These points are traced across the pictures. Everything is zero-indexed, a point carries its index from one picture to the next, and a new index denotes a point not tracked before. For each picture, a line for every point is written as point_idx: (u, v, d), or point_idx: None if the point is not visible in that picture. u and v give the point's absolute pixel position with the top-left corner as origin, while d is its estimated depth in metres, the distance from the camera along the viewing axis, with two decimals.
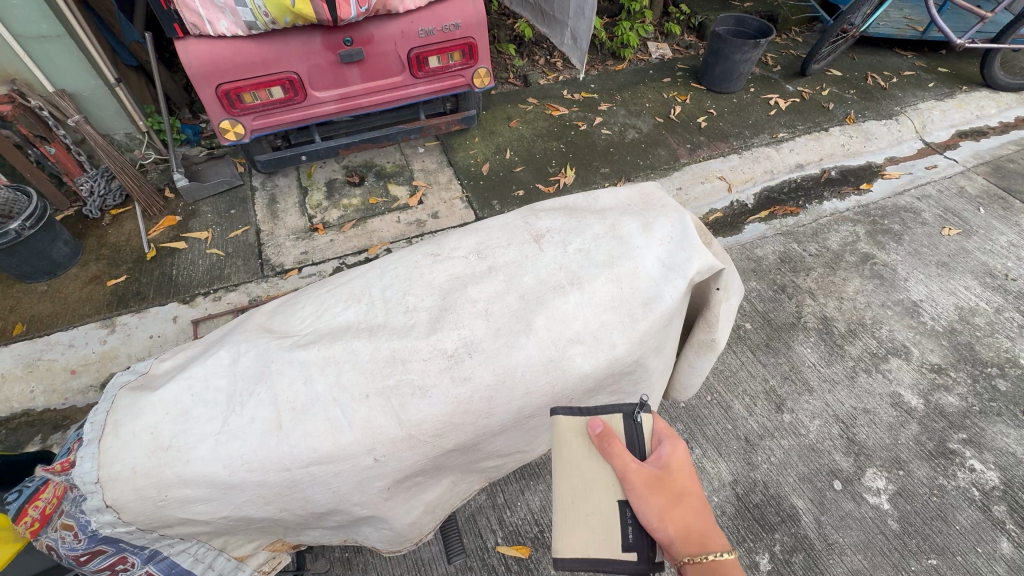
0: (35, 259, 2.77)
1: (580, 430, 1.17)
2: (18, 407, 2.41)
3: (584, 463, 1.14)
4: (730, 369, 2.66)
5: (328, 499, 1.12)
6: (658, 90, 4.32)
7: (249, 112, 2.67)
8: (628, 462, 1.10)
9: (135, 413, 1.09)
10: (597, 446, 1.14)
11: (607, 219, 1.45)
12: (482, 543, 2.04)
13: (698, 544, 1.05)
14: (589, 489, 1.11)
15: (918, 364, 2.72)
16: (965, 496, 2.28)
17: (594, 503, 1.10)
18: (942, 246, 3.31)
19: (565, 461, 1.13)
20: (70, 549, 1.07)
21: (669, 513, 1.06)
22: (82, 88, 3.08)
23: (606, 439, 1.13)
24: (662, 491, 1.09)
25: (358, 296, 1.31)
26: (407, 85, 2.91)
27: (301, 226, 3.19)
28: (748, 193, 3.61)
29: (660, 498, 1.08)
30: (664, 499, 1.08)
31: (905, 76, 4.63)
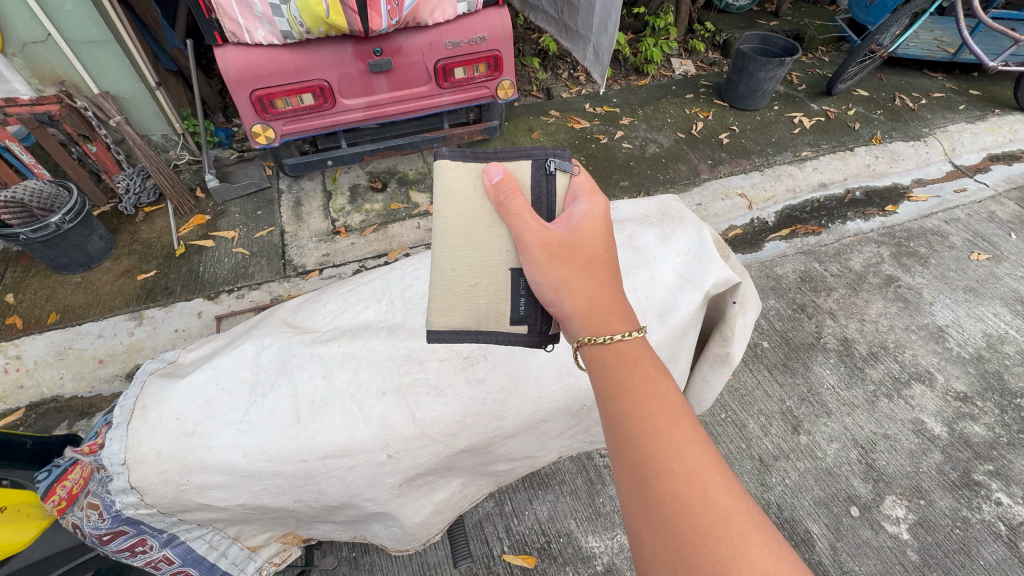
0: (72, 252, 2.89)
1: (476, 181, 1.11)
2: (48, 393, 2.50)
3: (479, 221, 1.10)
4: (746, 388, 2.62)
5: (341, 493, 1.15)
6: (680, 105, 4.34)
7: (280, 117, 2.77)
8: (526, 220, 1.05)
9: (163, 399, 1.14)
10: (494, 202, 1.08)
11: (625, 230, 1.48)
12: (489, 550, 2.04)
13: (605, 321, 0.98)
14: (480, 257, 1.11)
15: (943, 392, 2.64)
16: (990, 530, 2.20)
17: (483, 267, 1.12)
18: (970, 271, 3.23)
19: (452, 219, 1.10)
20: (94, 528, 1.09)
21: (566, 278, 1.02)
22: (124, 90, 3.22)
23: (503, 195, 1.07)
24: (565, 258, 1.04)
25: (379, 296, 1.36)
26: (432, 95, 2.98)
27: (324, 229, 3.27)
28: (769, 211, 3.58)
29: (557, 262, 1.04)
30: (559, 265, 1.03)
31: (935, 97, 4.56)
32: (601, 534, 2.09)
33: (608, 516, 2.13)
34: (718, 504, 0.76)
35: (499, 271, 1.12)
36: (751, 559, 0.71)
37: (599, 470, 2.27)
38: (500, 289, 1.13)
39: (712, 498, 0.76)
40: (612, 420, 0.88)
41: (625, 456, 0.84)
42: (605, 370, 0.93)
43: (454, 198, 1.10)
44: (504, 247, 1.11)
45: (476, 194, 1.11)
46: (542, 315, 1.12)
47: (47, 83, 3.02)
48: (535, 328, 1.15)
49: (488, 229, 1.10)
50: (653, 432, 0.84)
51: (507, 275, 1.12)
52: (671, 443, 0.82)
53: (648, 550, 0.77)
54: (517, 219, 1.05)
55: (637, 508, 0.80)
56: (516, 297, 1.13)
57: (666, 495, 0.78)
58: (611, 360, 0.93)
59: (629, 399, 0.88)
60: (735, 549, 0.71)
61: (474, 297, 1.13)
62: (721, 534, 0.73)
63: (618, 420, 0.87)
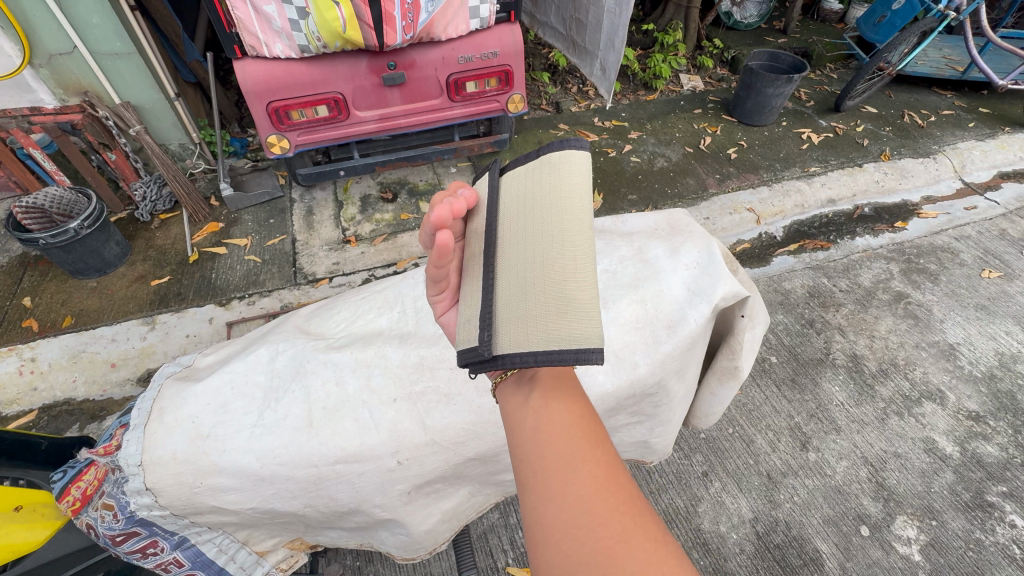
0: (89, 257, 2.95)
1: None
2: (61, 396, 2.54)
3: None
4: (754, 403, 2.61)
5: (351, 499, 1.16)
6: (688, 120, 4.38)
7: (295, 128, 2.83)
8: None
9: (179, 402, 1.16)
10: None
11: (635, 243, 1.51)
12: (493, 563, 2.02)
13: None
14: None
15: (954, 411, 2.61)
16: (1004, 553, 2.16)
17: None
18: (982, 288, 3.21)
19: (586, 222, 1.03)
20: (108, 528, 1.11)
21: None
22: (145, 101, 3.31)
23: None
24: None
25: (392, 304, 1.39)
26: (444, 108, 3.04)
27: (335, 238, 3.32)
28: (777, 226, 3.59)
29: None
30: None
31: (944, 115, 4.57)
32: None
33: None
34: (629, 491, 0.83)
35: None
36: (651, 540, 0.76)
37: None
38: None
39: (622, 483, 0.83)
40: (544, 416, 0.92)
41: (550, 444, 0.87)
42: (550, 379, 0.99)
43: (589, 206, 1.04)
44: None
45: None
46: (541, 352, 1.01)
47: (71, 93, 3.12)
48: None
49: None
50: (581, 428, 0.90)
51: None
52: (595, 440, 0.89)
53: (557, 534, 0.78)
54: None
55: (554, 494, 0.82)
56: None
57: (588, 479, 0.82)
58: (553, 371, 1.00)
59: (565, 401, 0.94)
60: (642, 528, 0.77)
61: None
62: (631, 515, 0.79)
63: (549, 414, 0.92)
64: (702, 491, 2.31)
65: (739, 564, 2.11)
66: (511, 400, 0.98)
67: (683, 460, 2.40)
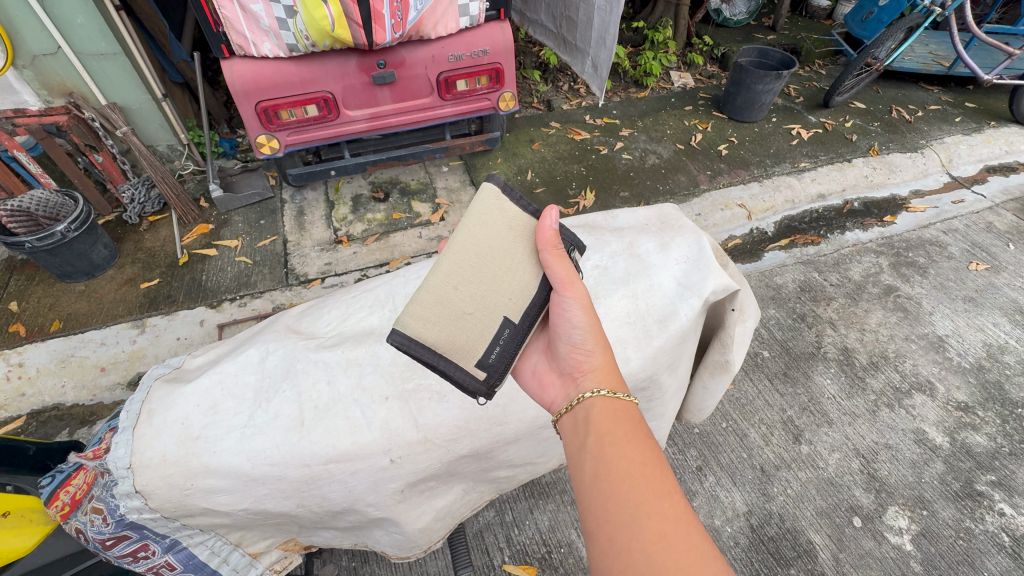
0: (76, 260, 2.91)
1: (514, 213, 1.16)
2: (49, 401, 2.51)
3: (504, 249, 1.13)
4: (747, 398, 2.62)
5: (344, 498, 1.15)
6: (679, 117, 4.39)
7: (285, 128, 2.81)
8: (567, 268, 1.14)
9: (168, 404, 1.15)
10: (546, 248, 1.13)
11: (625, 238, 1.51)
12: (489, 561, 2.03)
13: (613, 375, 1.07)
14: (489, 287, 1.11)
15: (944, 402, 2.64)
16: (994, 541, 2.19)
17: (481, 298, 1.11)
18: (969, 281, 3.25)
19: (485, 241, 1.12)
20: (97, 532, 1.11)
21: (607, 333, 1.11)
22: (132, 102, 3.27)
23: (554, 244, 1.14)
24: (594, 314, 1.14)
25: (383, 303, 1.38)
26: (435, 106, 3.03)
27: (326, 238, 3.30)
28: (768, 221, 3.61)
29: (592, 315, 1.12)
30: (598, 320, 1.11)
31: (931, 110, 4.62)
32: None
33: None
34: (697, 546, 0.80)
35: (492, 308, 1.11)
36: None
37: None
38: (480, 327, 1.11)
39: (694, 540, 0.80)
40: (602, 458, 0.92)
41: (613, 494, 0.87)
42: (604, 416, 0.99)
43: (501, 229, 1.13)
44: (516, 292, 1.13)
45: (524, 234, 1.16)
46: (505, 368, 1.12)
47: (56, 95, 3.07)
48: (492, 379, 1.11)
49: (512, 270, 1.13)
50: (643, 475, 0.88)
51: (495, 318, 1.12)
52: (660, 489, 0.86)
53: None
54: (565, 266, 1.13)
55: (616, 545, 0.82)
56: (490, 343, 1.11)
57: (652, 531, 0.81)
58: (610, 408, 1.00)
59: (624, 443, 0.94)
60: None
61: (459, 326, 1.09)
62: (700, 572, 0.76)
63: (610, 460, 0.91)
64: (696, 485, 2.32)
65: (733, 558, 2.12)
66: (571, 439, 1.01)
67: (677, 455, 2.41)
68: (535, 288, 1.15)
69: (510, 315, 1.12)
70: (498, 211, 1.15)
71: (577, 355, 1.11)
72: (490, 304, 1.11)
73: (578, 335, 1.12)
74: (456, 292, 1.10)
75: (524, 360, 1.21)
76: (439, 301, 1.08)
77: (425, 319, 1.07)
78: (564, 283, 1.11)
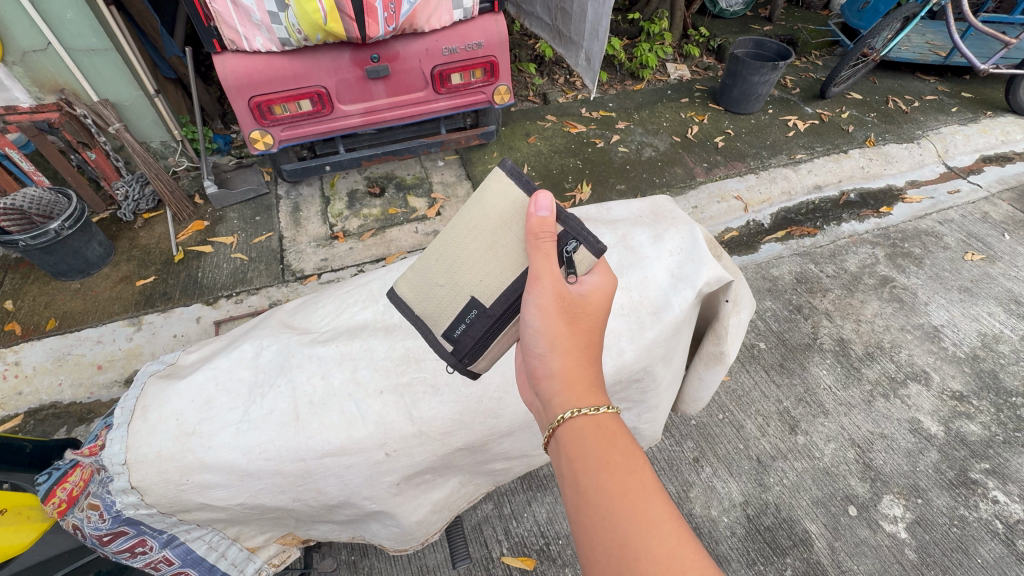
0: (71, 258, 2.90)
1: (512, 205, 1.09)
2: (47, 399, 2.52)
3: (487, 229, 1.09)
4: (743, 388, 2.64)
5: (340, 491, 1.15)
6: (675, 109, 4.37)
7: (279, 123, 2.79)
8: (551, 264, 1.03)
9: (161, 401, 1.15)
10: (531, 235, 1.04)
11: (619, 230, 1.49)
12: (488, 553, 2.07)
13: (585, 387, 0.98)
14: (465, 265, 1.11)
15: (939, 391, 2.66)
16: (988, 528, 2.21)
17: (454, 273, 1.12)
18: (965, 271, 3.26)
19: (465, 220, 1.11)
20: (94, 528, 1.12)
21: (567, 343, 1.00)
22: (123, 98, 3.25)
23: (537, 233, 1.03)
24: (568, 319, 1.02)
25: (377, 297, 1.37)
26: (429, 100, 3.01)
27: (322, 234, 3.29)
28: (765, 213, 3.61)
29: (562, 320, 1.02)
30: (561, 323, 1.01)
31: (928, 100, 4.61)
32: None
33: None
34: None
35: (462, 286, 1.11)
36: None
37: None
38: (453, 299, 1.13)
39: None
40: (579, 489, 0.86)
41: (595, 534, 0.82)
42: (577, 437, 0.91)
43: (492, 212, 1.10)
44: (489, 275, 1.09)
45: (517, 223, 1.07)
46: (472, 346, 1.11)
47: (47, 91, 3.05)
48: (460, 352, 1.12)
49: (488, 252, 1.09)
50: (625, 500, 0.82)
51: (464, 298, 1.11)
52: (646, 519, 0.80)
53: None
54: (543, 257, 1.03)
55: None
56: (457, 319, 1.12)
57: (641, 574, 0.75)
58: (581, 427, 0.92)
59: (600, 470, 0.86)
60: None
61: (432, 295, 1.14)
62: None
63: (590, 497, 0.84)
64: (693, 476, 2.33)
65: (730, 547, 2.14)
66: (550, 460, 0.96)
67: (675, 447, 2.43)
68: (512, 278, 1.08)
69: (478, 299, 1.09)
70: (492, 189, 1.11)
71: (533, 360, 1.04)
72: (458, 280, 1.11)
73: (533, 337, 1.04)
74: (434, 263, 1.14)
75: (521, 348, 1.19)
76: (419, 267, 1.16)
77: (407, 281, 1.16)
78: (534, 276, 1.03)
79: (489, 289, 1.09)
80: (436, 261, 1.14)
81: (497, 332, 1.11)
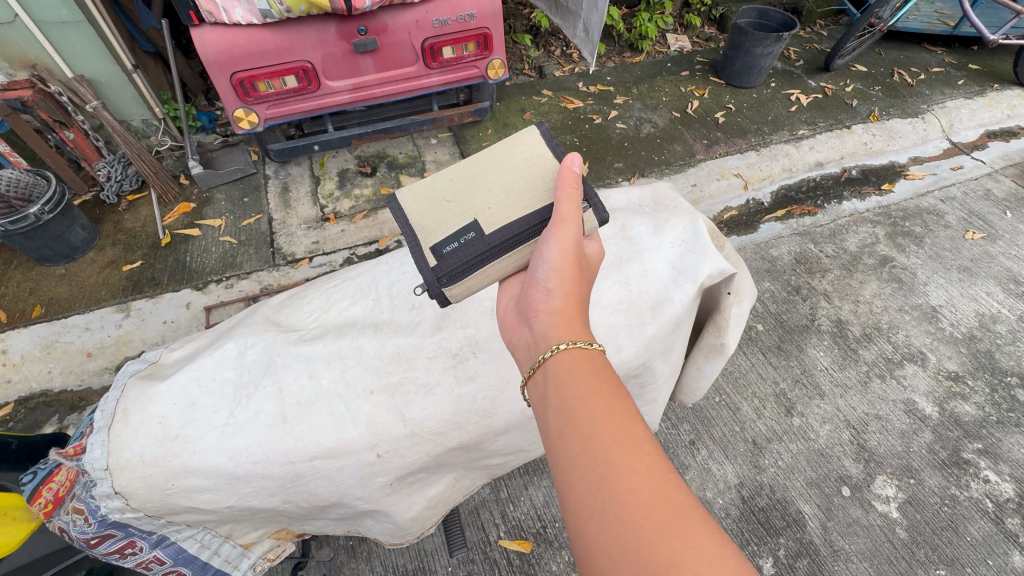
0: (54, 243, 2.82)
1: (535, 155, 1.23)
2: (37, 387, 2.48)
3: (505, 169, 1.22)
4: (740, 371, 2.62)
5: (331, 493, 1.13)
6: (675, 83, 4.23)
7: (263, 101, 2.67)
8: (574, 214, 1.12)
9: (143, 403, 1.11)
10: (563, 184, 1.15)
11: (617, 220, 1.44)
12: (485, 536, 2.09)
13: (579, 328, 0.99)
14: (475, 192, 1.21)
15: (935, 372, 2.66)
16: (978, 507, 2.24)
17: (462, 195, 1.21)
18: (965, 250, 3.22)
19: (489, 157, 1.24)
20: (80, 532, 1.09)
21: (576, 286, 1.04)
22: (100, 73, 3.10)
23: (566, 181, 1.15)
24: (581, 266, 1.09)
25: (366, 292, 1.32)
26: (421, 75, 2.89)
27: (313, 216, 3.21)
28: (765, 191, 3.54)
29: (574, 266, 1.08)
30: (574, 264, 1.08)
31: (934, 72, 4.47)
32: None
33: None
34: (680, 502, 0.73)
35: (467, 210, 1.19)
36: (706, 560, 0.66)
37: None
38: (454, 219, 1.20)
39: (670, 496, 0.73)
40: (567, 412, 0.84)
41: (580, 454, 0.79)
42: (567, 366, 0.91)
43: (518, 153, 1.23)
44: (495, 207, 1.19)
45: (539, 171, 1.22)
46: (456, 266, 1.15)
47: (18, 67, 2.90)
48: (441, 270, 1.15)
49: (501, 188, 1.20)
50: (614, 429, 0.79)
51: (465, 220, 1.19)
52: (631, 441, 0.78)
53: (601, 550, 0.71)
54: (571, 204, 1.13)
55: (594, 509, 0.74)
56: (453, 237, 1.18)
57: (624, 491, 0.73)
58: (572, 358, 0.92)
59: (588, 396, 0.85)
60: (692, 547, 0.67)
61: (437, 210, 1.21)
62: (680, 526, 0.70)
63: (576, 418, 0.82)
64: (689, 459, 2.34)
65: (724, 528, 2.16)
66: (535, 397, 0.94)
67: (671, 430, 2.42)
68: (516, 215, 1.18)
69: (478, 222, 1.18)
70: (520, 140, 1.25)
71: (536, 293, 1.06)
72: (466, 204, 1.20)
73: (544, 276, 1.07)
74: (451, 182, 1.23)
75: (505, 294, 1.20)
76: (433, 184, 1.24)
77: (416, 194, 1.23)
78: (561, 219, 1.10)
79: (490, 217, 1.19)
80: (450, 187, 1.23)
81: (483, 260, 1.17)
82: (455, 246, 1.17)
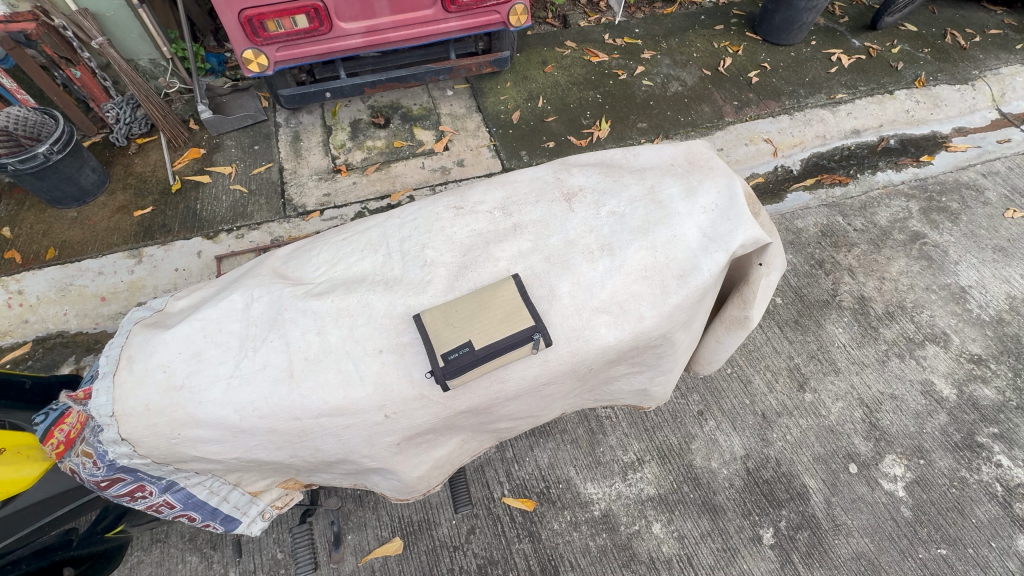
0: (64, 185, 2.78)
1: (508, 303, 1.11)
2: (53, 328, 2.52)
3: (490, 309, 1.10)
4: (755, 344, 2.56)
5: (338, 449, 1.13)
6: (707, 38, 3.94)
7: (273, 42, 2.53)
8: None
9: (149, 350, 1.10)
10: None
11: (646, 179, 1.34)
12: (489, 493, 2.12)
13: None
14: (477, 314, 1.09)
15: (957, 353, 2.58)
16: (987, 490, 2.22)
17: (468, 317, 1.09)
18: (1003, 229, 3.05)
19: (481, 296, 1.12)
20: (90, 474, 1.12)
21: None
22: (104, 8, 2.95)
23: None
24: None
25: (376, 247, 1.26)
26: (438, 20, 2.71)
27: (324, 167, 3.12)
28: (795, 158, 3.36)
29: None
30: None
31: (990, 35, 4.12)
32: (600, 482, 2.17)
33: (607, 465, 2.20)
34: None
35: (468, 330, 1.07)
36: None
37: (601, 421, 2.30)
38: (459, 329, 1.07)
39: None
40: None
41: None
42: None
43: (496, 302, 1.11)
44: (493, 326, 1.08)
45: (513, 311, 1.11)
46: (460, 367, 1.05)
47: None
48: (447, 371, 1.05)
49: (489, 321, 1.09)
50: None
51: (464, 336, 1.07)
52: None
53: None
54: None
55: None
56: (458, 343, 1.06)
57: None
58: None
59: None
60: None
61: (453, 325, 1.08)
62: None
63: None
64: (696, 429, 2.31)
65: (727, 497, 2.17)
66: None
67: (680, 399, 2.39)
68: (505, 336, 1.08)
69: (476, 338, 1.07)
70: (504, 290, 1.13)
71: None
72: (466, 322, 1.08)
73: None
74: (459, 302, 1.11)
75: None
76: (455, 307, 1.11)
77: (439, 312, 1.10)
78: None
79: (487, 336, 1.07)
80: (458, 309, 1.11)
81: (482, 369, 1.07)
82: (462, 353, 1.05)
